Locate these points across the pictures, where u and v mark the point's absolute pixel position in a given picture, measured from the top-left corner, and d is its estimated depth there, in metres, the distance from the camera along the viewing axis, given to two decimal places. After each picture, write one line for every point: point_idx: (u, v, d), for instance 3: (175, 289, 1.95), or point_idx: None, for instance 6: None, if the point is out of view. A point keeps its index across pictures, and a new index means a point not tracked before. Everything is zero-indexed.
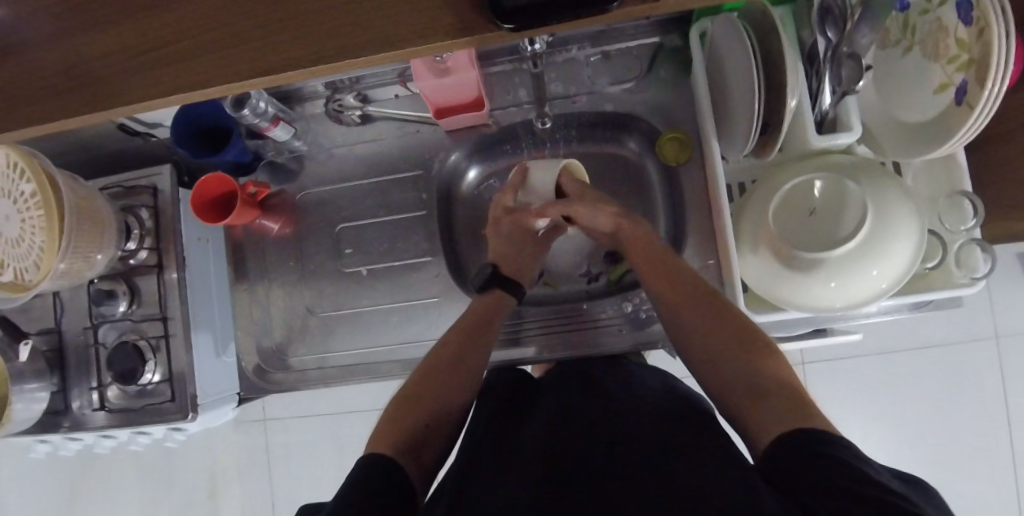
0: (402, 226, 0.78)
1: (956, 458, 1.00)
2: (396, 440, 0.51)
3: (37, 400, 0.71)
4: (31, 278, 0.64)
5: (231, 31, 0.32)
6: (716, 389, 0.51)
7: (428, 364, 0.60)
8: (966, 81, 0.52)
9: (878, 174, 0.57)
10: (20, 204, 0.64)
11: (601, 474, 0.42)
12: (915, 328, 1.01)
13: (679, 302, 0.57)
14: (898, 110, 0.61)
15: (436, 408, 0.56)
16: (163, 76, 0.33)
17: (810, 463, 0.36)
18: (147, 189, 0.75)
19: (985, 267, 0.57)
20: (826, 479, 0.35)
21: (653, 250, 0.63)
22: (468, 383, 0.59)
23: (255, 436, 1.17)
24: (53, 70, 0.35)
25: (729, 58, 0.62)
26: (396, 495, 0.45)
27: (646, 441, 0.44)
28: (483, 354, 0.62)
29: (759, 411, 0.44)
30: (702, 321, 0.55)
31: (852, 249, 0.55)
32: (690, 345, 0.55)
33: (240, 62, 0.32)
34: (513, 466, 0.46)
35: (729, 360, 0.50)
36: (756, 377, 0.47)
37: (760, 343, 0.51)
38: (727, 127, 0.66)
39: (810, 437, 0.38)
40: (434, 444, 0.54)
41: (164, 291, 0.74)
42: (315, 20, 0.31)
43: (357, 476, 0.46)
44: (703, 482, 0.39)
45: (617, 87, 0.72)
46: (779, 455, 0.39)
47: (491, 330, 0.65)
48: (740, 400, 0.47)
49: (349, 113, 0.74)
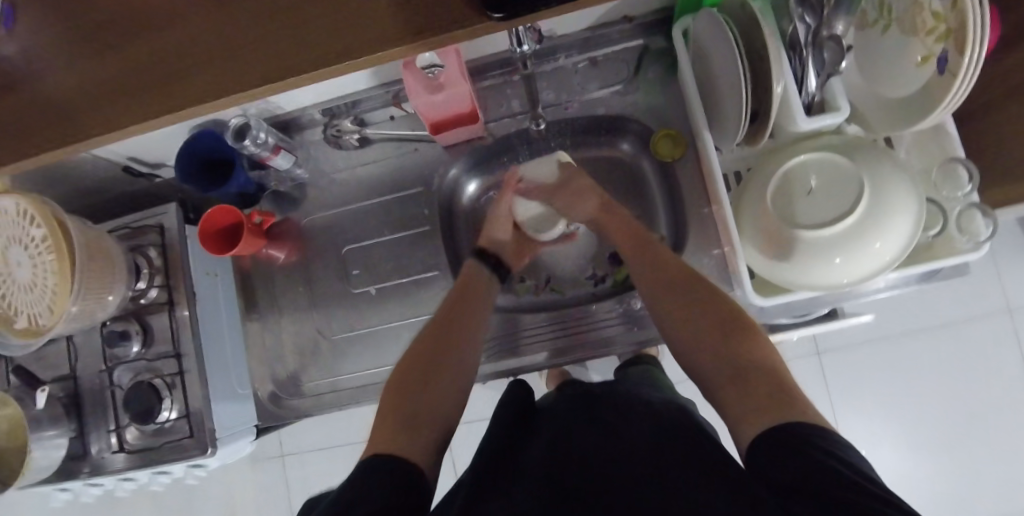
0: (406, 244, 0.78)
1: (983, 437, 0.98)
2: (396, 437, 0.50)
3: (56, 446, 0.71)
4: (44, 321, 0.65)
5: (239, 40, 0.38)
6: (710, 382, 0.50)
7: (414, 360, 0.59)
8: (946, 51, 0.53)
9: (872, 150, 0.58)
10: (32, 249, 0.65)
11: (608, 476, 0.40)
12: (925, 309, 1.01)
13: (676, 303, 0.57)
14: (883, 87, 0.62)
15: (432, 394, 0.56)
16: (188, 85, 0.40)
17: (796, 456, 0.36)
18: (154, 228, 0.76)
19: (987, 232, 0.57)
20: (833, 489, 0.32)
21: (659, 247, 0.63)
22: (457, 362, 0.60)
23: (273, 472, 1.16)
24: (89, 88, 0.41)
25: (713, 51, 0.63)
26: (395, 492, 0.42)
27: (645, 444, 0.43)
28: (470, 347, 0.62)
29: (748, 403, 0.43)
30: (697, 321, 0.54)
31: (851, 225, 0.55)
32: (686, 340, 0.54)
33: (251, 68, 0.38)
34: (514, 477, 0.44)
35: (722, 350, 0.50)
36: (748, 367, 0.47)
37: (752, 336, 0.50)
38: (718, 119, 0.67)
39: (800, 432, 0.37)
40: (431, 428, 0.53)
41: (176, 328, 0.74)
42: (318, 25, 0.37)
43: (361, 476, 0.44)
44: (698, 490, 0.37)
45: (606, 91, 0.74)
46: (762, 449, 0.38)
47: (473, 321, 0.64)
48: (726, 388, 0.47)
49: (347, 137, 0.76)
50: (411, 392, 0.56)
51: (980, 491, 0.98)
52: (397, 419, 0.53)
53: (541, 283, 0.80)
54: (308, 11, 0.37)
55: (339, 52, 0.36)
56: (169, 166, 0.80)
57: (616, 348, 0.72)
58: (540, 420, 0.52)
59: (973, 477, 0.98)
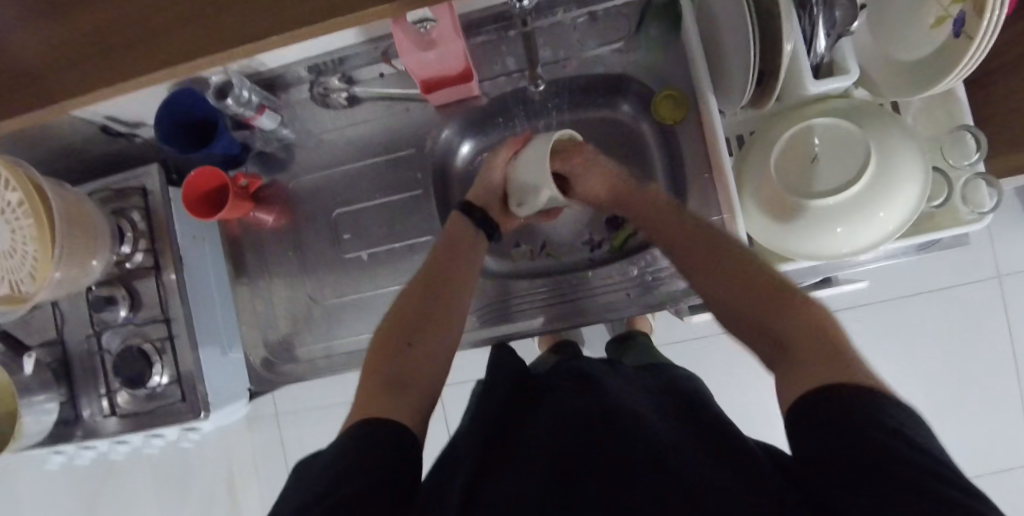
0: (399, 208, 0.76)
1: (964, 398, 1.01)
2: (379, 401, 0.49)
3: (46, 411, 0.71)
4: (28, 288, 0.63)
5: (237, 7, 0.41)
6: (758, 342, 0.48)
7: (398, 325, 0.58)
8: (963, 12, 0.51)
9: (879, 115, 0.57)
10: (8, 215, 0.62)
11: (615, 450, 0.39)
12: (917, 275, 1.02)
13: (699, 272, 0.55)
14: (893, 50, 0.60)
15: (415, 364, 0.55)
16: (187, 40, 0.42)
17: (834, 423, 0.35)
18: (137, 191, 0.74)
19: (991, 202, 0.58)
20: (860, 457, 0.32)
21: (676, 212, 0.61)
22: (440, 329, 0.58)
23: (269, 433, 1.17)
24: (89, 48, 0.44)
25: (721, 7, 0.60)
26: (392, 457, 0.42)
27: (648, 428, 0.41)
28: (456, 312, 0.61)
29: (795, 365, 0.41)
30: (727, 285, 0.52)
31: (856, 194, 0.54)
32: (724, 302, 0.52)
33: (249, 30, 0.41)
34: (519, 454, 0.43)
35: (759, 314, 0.48)
36: (789, 325, 0.45)
37: (787, 294, 0.48)
38: (722, 81, 0.65)
39: (839, 396, 0.36)
40: (414, 394, 0.52)
41: (164, 293, 0.72)
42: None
43: (360, 444, 0.43)
44: (715, 471, 0.36)
45: (606, 49, 0.71)
46: (802, 415, 0.37)
47: (458, 286, 0.62)
48: (773, 348, 0.46)
49: (335, 96, 0.73)
50: (395, 359, 0.54)
51: (958, 449, 1.02)
52: (381, 387, 0.51)
53: (537, 248, 0.79)
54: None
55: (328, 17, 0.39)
56: (149, 125, 0.77)
57: (613, 314, 0.72)
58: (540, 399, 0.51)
59: (952, 436, 1.02)
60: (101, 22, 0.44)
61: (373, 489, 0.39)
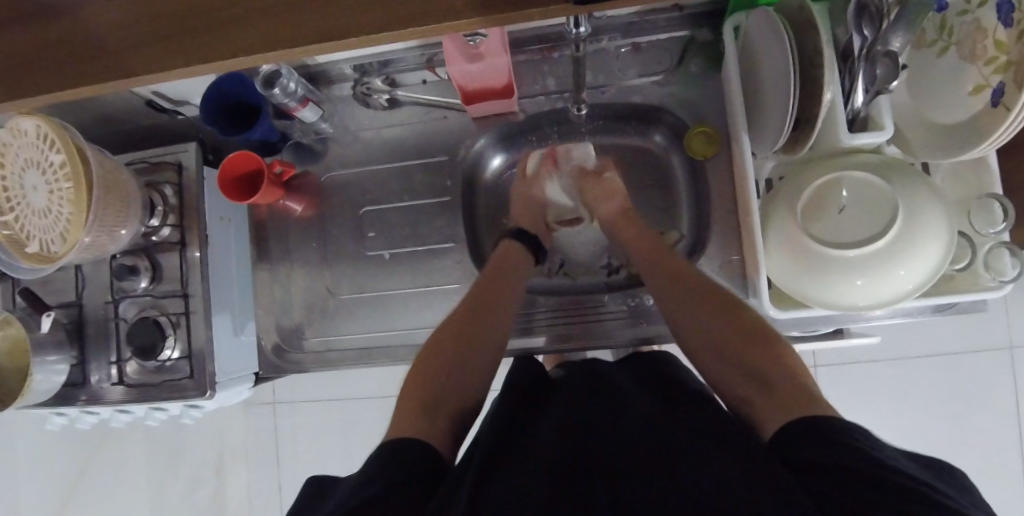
0: (424, 211, 0.77)
1: (966, 467, 1.00)
2: (414, 422, 0.52)
3: (56, 372, 0.72)
4: (57, 249, 0.65)
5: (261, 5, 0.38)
6: (736, 380, 0.51)
7: (432, 355, 0.60)
8: (1003, 83, 0.52)
9: (910, 175, 0.57)
10: (49, 175, 0.64)
11: (621, 471, 0.41)
12: (928, 335, 1.01)
13: (693, 318, 0.58)
14: (928, 111, 0.61)
15: (445, 386, 0.57)
16: (203, 41, 0.39)
17: (812, 443, 0.39)
18: (172, 166, 0.76)
19: (1014, 272, 0.58)
20: (844, 484, 0.34)
21: (671, 255, 0.65)
22: (477, 354, 0.61)
23: (264, 419, 1.17)
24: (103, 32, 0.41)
25: (765, 51, 0.61)
26: (415, 463, 0.46)
27: (649, 445, 0.43)
28: (489, 343, 0.63)
29: (767, 404, 0.46)
30: (718, 338, 0.55)
31: (879, 249, 0.55)
32: (704, 344, 0.56)
33: (270, 34, 0.38)
34: (528, 454, 0.46)
35: (745, 361, 0.51)
36: (774, 374, 0.48)
37: (761, 331, 0.54)
38: (757, 124, 0.66)
39: (810, 426, 0.40)
40: (446, 415, 0.54)
41: (186, 269, 0.74)
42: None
43: (381, 460, 0.46)
44: (723, 475, 0.37)
45: (645, 79, 0.72)
46: (799, 435, 0.40)
47: (491, 317, 0.64)
48: (748, 386, 0.49)
49: (376, 97, 0.75)
50: (427, 384, 0.57)
51: None
52: (414, 409, 0.54)
53: (554, 267, 0.80)
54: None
55: (380, 27, 0.36)
56: (192, 104, 0.79)
57: (611, 340, 0.71)
58: (543, 416, 0.53)
59: None
60: (132, 10, 0.40)
61: (388, 492, 0.42)
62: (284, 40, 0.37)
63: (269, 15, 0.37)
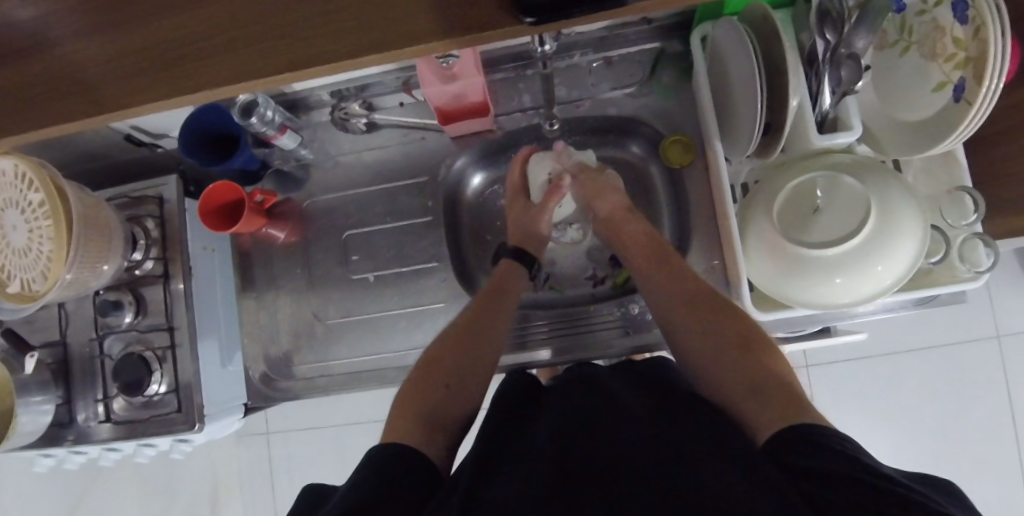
0: (408, 232, 0.78)
1: (963, 458, 1.00)
2: (418, 434, 0.52)
3: (41, 412, 0.71)
4: (39, 287, 0.64)
5: (216, 35, 0.36)
6: (723, 389, 0.51)
7: (434, 368, 0.60)
8: (964, 79, 0.54)
9: (878, 171, 0.58)
10: (28, 213, 0.64)
11: (618, 475, 0.41)
12: (916, 330, 1.02)
13: (685, 318, 0.59)
14: (895, 109, 0.63)
15: (443, 399, 0.57)
16: (162, 79, 0.37)
17: (813, 452, 0.38)
18: (154, 199, 0.76)
19: (987, 261, 0.58)
20: (845, 490, 0.35)
21: (669, 253, 0.65)
22: (478, 373, 0.61)
23: (258, 449, 1.16)
24: (60, 72, 0.39)
25: (733, 60, 0.63)
26: (415, 469, 0.47)
27: (647, 449, 0.42)
28: (490, 353, 0.63)
29: (761, 411, 0.46)
30: (713, 341, 0.55)
31: (853, 248, 0.55)
32: (694, 350, 0.57)
33: (227, 64, 0.36)
34: (526, 462, 0.45)
35: (737, 364, 0.52)
36: (762, 382, 0.49)
37: (755, 337, 0.54)
38: (730, 130, 0.67)
39: (803, 432, 0.41)
40: (450, 428, 0.55)
41: (171, 300, 0.74)
42: (323, 14, 0.34)
43: (374, 461, 0.47)
44: (717, 473, 0.38)
45: (619, 92, 0.74)
46: (796, 441, 0.40)
47: (496, 339, 0.64)
48: (739, 393, 0.49)
49: (354, 121, 0.75)
50: (428, 399, 0.57)
51: None
52: (414, 420, 0.54)
53: (541, 280, 0.79)
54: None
55: (338, 49, 0.34)
56: (171, 136, 0.79)
57: (609, 352, 0.71)
58: (534, 423, 0.53)
59: None
60: (82, 48, 0.39)
61: (383, 497, 0.43)
62: (245, 69, 0.36)
63: (224, 46, 0.36)
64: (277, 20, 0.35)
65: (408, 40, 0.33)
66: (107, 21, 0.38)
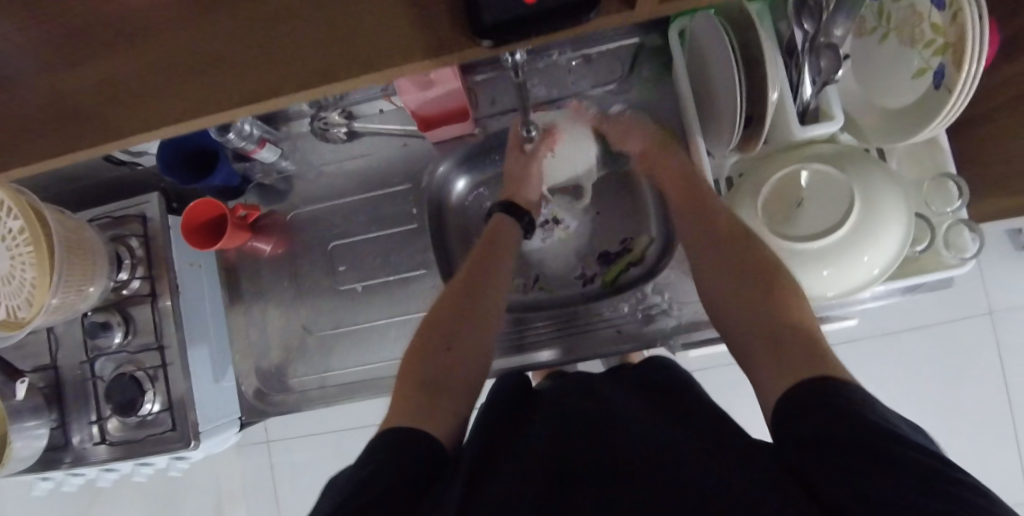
0: (395, 240, 0.77)
1: (959, 437, 1.01)
2: (418, 411, 0.51)
3: (36, 437, 0.71)
4: (24, 314, 0.64)
5: (183, 67, 0.35)
6: (748, 343, 0.51)
7: (433, 327, 0.61)
8: (943, 65, 0.53)
9: (861, 161, 0.58)
10: (9, 241, 0.63)
11: (624, 471, 0.40)
12: (909, 311, 1.02)
13: (709, 260, 0.59)
14: (874, 97, 0.62)
15: (444, 360, 0.58)
16: (133, 114, 0.36)
17: (806, 411, 0.39)
18: (137, 218, 0.75)
19: (973, 246, 0.59)
20: (855, 461, 0.34)
21: (698, 191, 0.64)
22: (475, 324, 0.61)
23: (259, 459, 1.16)
24: (24, 110, 0.38)
25: (711, 53, 0.62)
26: (414, 453, 0.45)
27: (646, 450, 0.42)
28: (489, 301, 0.63)
29: (777, 364, 0.46)
30: (734, 286, 0.55)
31: (840, 238, 0.55)
32: (717, 302, 0.57)
33: (197, 95, 0.35)
34: (525, 458, 0.44)
35: (756, 312, 0.52)
36: (781, 332, 0.48)
37: (777, 277, 0.53)
38: (711, 125, 0.67)
39: (817, 385, 0.40)
40: (451, 398, 0.54)
41: (159, 319, 0.73)
42: (296, 47, 0.34)
43: (381, 447, 0.46)
44: (723, 478, 0.37)
45: (599, 90, 0.73)
46: (805, 399, 0.39)
47: (493, 291, 0.64)
48: (760, 341, 0.49)
49: (334, 130, 0.74)
50: (430, 362, 0.57)
51: None
52: (416, 385, 0.55)
53: (530, 282, 0.79)
54: (280, 26, 0.34)
55: (313, 77, 0.33)
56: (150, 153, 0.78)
57: (608, 351, 0.71)
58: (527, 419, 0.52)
59: None
60: (44, 86, 0.38)
61: (389, 492, 0.41)
62: (214, 101, 0.35)
63: (191, 77, 0.35)
64: (245, 50, 0.34)
65: (383, 63, 0.32)
66: (71, 53, 0.37)
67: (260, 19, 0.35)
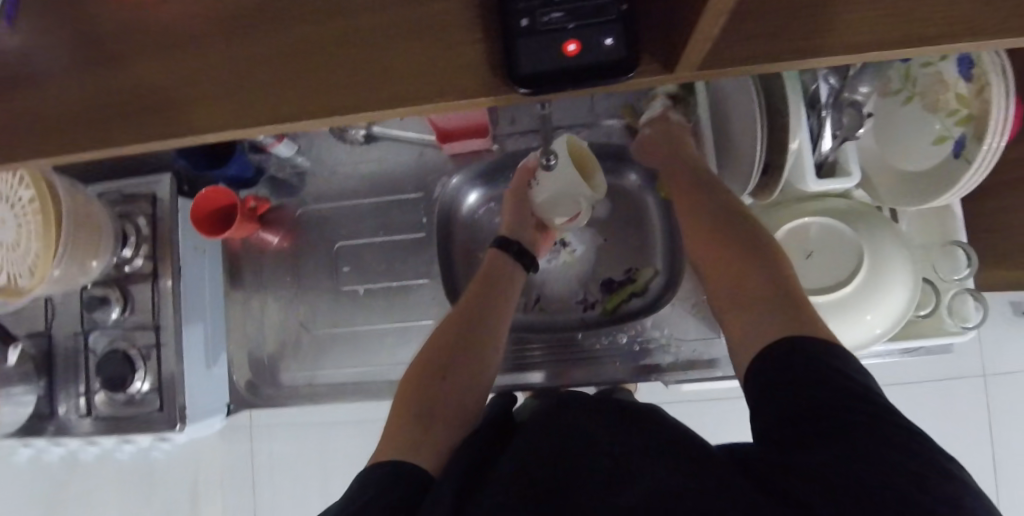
0: (400, 246, 0.77)
1: None
2: (416, 437, 0.49)
3: (24, 403, 0.71)
4: (25, 282, 0.63)
5: (227, 80, 0.37)
6: (732, 303, 0.50)
7: (437, 342, 0.60)
8: (964, 135, 0.54)
9: (878, 222, 0.58)
10: (17, 208, 0.63)
11: (604, 484, 0.35)
12: None
13: (702, 247, 0.56)
14: (890, 157, 0.62)
15: (451, 384, 0.57)
16: (166, 117, 0.37)
17: (812, 384, 0.37)
18: (147, 198, 0.75)
19: (976, 315, 0.59)
20: (861, 449, 0.32)
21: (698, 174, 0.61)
22: (480, 340, 0.61)
23: (240, 446, 1.16)
24: (52, 96, 0.39)
25: (732, 98, 0.63)
26: (402, 490, 0.41)
27: (624, 465, 0.36)
28: (493, 326, 0.63)
29: (759, 321, 0.45)
30: (729, 256, 0.52)
31: (846, 292, 0.55)
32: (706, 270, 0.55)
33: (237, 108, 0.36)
34: (517, 457, 0.40)
35: (743, 281, 0.50)
36: (774, 295, 0.47)
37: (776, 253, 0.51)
38: (726, 168, 0.68)
39: (806, 347, 0.40)
40: (446, 416, 0.53)
41: (158, 299, 0.73)
42: (341, 76, 0.36)
43: (376, 479, 0.43)
44: (722, 491, 0.32)
45: (618, 121, 0.74)
46: (792, 363, 0.39)
47: (502, 310, 0.66)
48: (744, 305, 0.48)
49: (352, 133, 0.73)
50: (426, 392, 0.55)
51: None
52: (415, 404, 0.54)
53: (530, 302, 0.79)
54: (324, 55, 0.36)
55: (354, 105, 0.35)
56: None
57: (603, 378, 0.71)
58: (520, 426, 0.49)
59: None
60: (82, 79, 0.39)
61: None
62: (253, 115, 0.36)
63: (235, 91, 0.37)
64: (290, 72, 0.36)
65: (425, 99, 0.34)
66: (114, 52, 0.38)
67: (304, 45, 0.36)
